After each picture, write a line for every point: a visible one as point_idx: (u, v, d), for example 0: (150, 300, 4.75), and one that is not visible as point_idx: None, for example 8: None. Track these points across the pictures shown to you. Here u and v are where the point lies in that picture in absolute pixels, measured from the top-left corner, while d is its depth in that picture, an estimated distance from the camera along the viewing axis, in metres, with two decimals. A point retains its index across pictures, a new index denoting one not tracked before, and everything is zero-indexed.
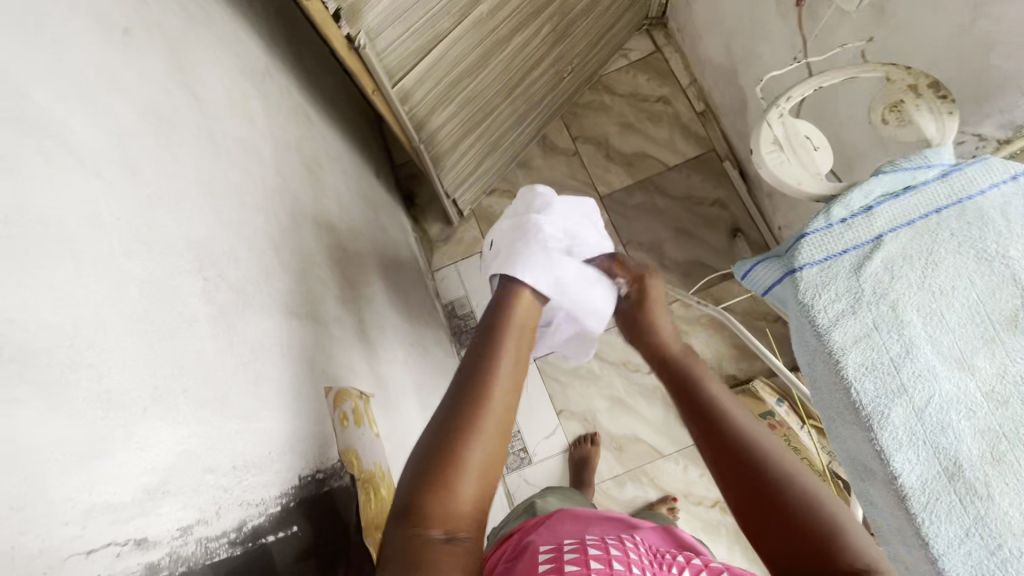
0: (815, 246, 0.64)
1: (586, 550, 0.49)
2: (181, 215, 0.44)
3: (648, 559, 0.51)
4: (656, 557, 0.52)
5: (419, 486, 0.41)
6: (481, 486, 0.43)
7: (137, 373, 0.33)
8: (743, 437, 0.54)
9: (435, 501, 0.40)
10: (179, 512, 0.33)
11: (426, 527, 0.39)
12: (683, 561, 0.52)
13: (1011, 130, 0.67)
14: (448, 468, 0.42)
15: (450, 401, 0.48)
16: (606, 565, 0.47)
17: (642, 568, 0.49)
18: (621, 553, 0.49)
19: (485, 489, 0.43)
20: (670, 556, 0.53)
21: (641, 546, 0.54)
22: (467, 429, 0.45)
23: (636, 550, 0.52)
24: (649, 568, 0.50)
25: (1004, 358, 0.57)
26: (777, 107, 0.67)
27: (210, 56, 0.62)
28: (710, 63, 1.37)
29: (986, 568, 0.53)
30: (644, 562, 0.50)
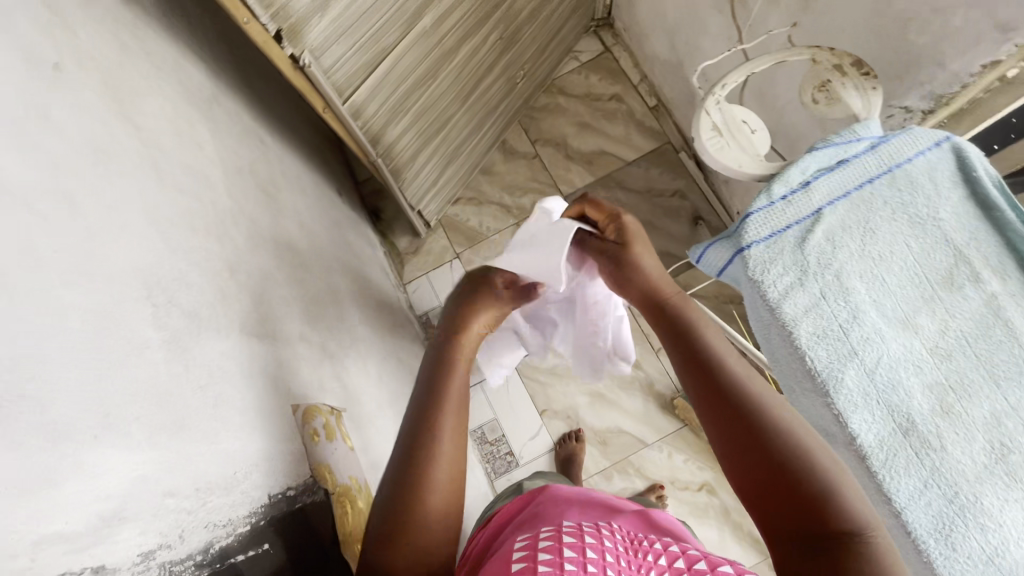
0: (760, 224, 0.66)
1: (560, 538, 0.48)
2: (127, 244, 0.44)
3: (623, 547, 0.51)
4: (633, 545, 0.52)
5: (387, 516, 0.44)
6: (448, 505, 0.46)
7: (84, 402, 0.33)
8: (738, 386, 0.47)
9: (406, 526, 0.43)
10: (139, 538, 0.33)
11: (396, 554, 0.42)
12: (660, 548, 0.51)
13: (933, 101, 0.72)
14: (413, 495, 0.44)
15: (407, 424, 0.49)
16: (579, 555, 0.46)
17: (616, 558, 0.48)
18: (595, 541, 0.49)
19: (451, 507, 0.46)
20: (647, 544, 0.52)
21: (618, 534, 0.53)
22: (430, 451, 0.46)
23: (612, 538, 0.51)
24: (624, 556, 0.49)
25: (941, 315, 0.61)
26: (713, 94, 0.69)
27: (150, 85, 0.62)
28: (657, 58, 1.41)
29: (943, 515, 0.56)
30: (619, 550, 0.49)
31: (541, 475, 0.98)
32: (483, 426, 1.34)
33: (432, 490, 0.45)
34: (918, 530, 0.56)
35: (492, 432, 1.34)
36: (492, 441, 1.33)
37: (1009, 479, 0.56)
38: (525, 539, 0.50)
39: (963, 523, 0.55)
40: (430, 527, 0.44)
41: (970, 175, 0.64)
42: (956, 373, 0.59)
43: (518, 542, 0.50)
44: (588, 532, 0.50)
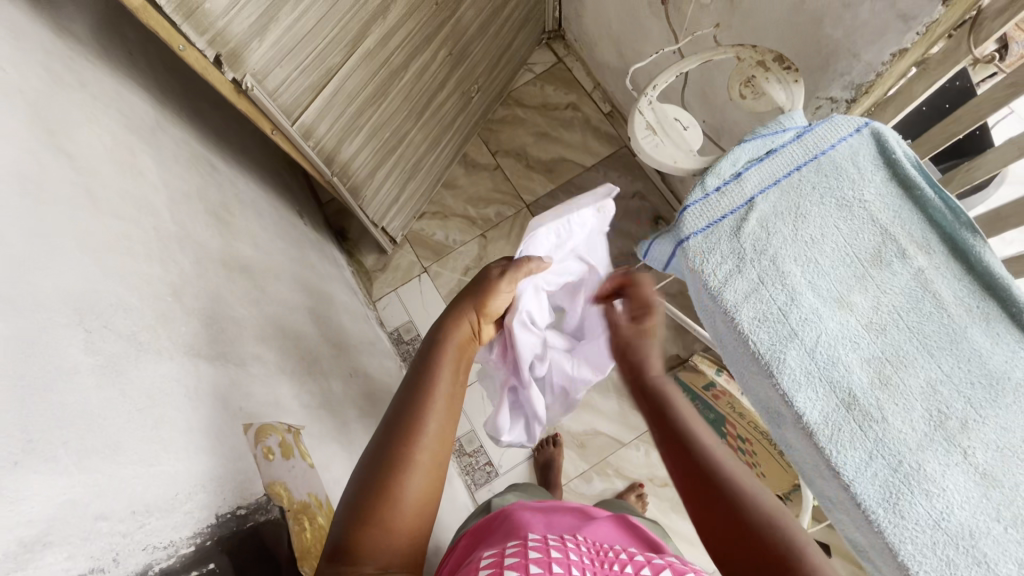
0: (697, 216, 0.69)
1: (526, 553, 0.48)
2: (57, 271, 0.44)
3: (590, 558, 0.50)
4: (599, 555, 0.51)
5: (356, 520, 0.43)
6: (416, 516, 0.45)
7: (4, 429, 0.33)
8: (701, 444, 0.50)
9: (369, 531, 0.42)
10: (66, 562, 0.33)
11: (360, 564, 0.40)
12: (626, 557, 0.51)
13: (853, 91, 0.76)
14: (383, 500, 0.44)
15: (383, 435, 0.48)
16: (544, 569, 0.46)
17: (582, 568, 0.48)
18: (562, 554, 0.49)
19: (422, 520, 0.45)
20: (614, 554, 0.52)
21: (584, 545, 0.53)
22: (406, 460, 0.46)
23: (577, 550, 0.51)
24: (591, 567, 0.49)
25: (873, 292, 0.64)
26: (645, 95, 0.72)
27: (87, 115, 0.62)
28: (607, 66, 1.45)
29: (889, 484, 0.58)
30: (586, 562, 0.49)
31: (514, 490, 0.96)
32: (461, 438, 1.34)
33: (403, 497, 0.44)
34: (866, 501, 0.58)
35: (470, 443, 1.33)
36: (470, 452, 1.33)
37: (948, 445, 0.58)
38: (491, 553, 0.50)
39: (909, 491, 0.57)
40: (395, 539, 0.43)
41: (890, 157, 0.67)
42: (891, 345, 0.62)
43: (485, 557, 0.49)
44: (555, 545, 0.50)
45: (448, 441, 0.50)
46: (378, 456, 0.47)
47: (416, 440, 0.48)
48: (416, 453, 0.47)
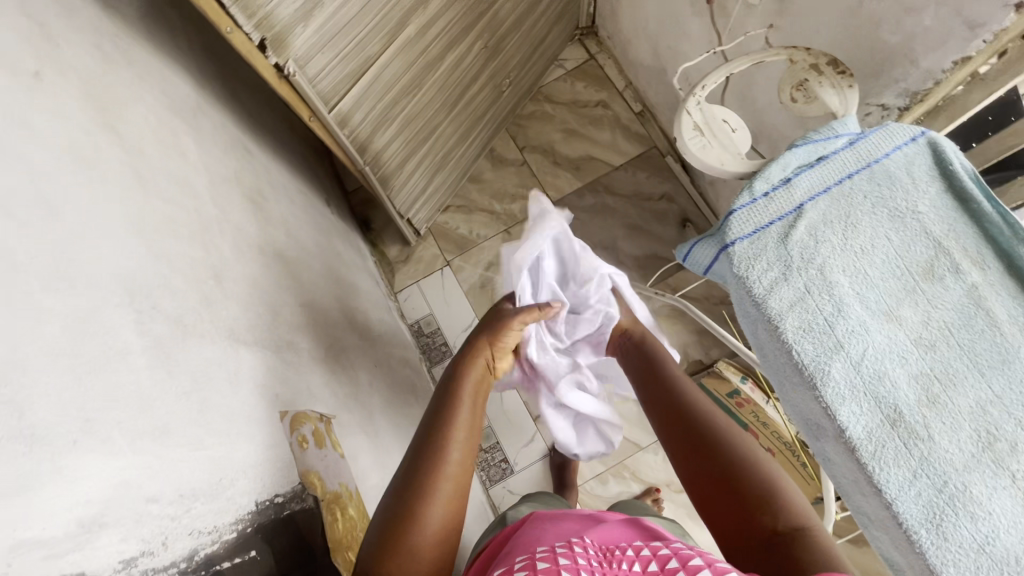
0: (743, 220, 0.68)
1: (535, 564, 0.45)
2: (108, 250, 0.44)
3: (596, 561, 0.47)
4: (606, 556, 0.48)
5: (376, 559, 0.45)
6: (437, 548, 0.47)
7: (62, 407, 0.33)
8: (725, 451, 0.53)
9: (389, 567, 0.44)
10: (120, 544, 0.33)
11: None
12: (633, 554, 0.48)
13: (907, 98, 0.74)
14: (403, 535, 0.46)
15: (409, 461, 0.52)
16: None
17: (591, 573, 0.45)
18: (569, 560, 0.45)
19: (440, 553, 0.47)
20: (621, 552, 0.49)
21: (591, 547, 0.49)
22: (425, 494, 0.48)
23: (586, 551, 0.48)
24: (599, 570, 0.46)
25: (924, 307, 0.62)
26: (694, 95, 0.71)
27: (134, 95, 0.62)
28: (641, 65, 1.43)
29: (934, 504, 0.56)
30: (593, 565, 0.46)
31: (527, 499, 0.95)
32: None
33: (422, 534, 0.46)
34: (909, 520, 0.57)
35: (487, 439, 1.33)
36: (486, 448, 1.32)
37: (997, 468, 0.56)
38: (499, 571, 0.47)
39: (954, 513, 0.56)
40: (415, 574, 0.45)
41: (947, 168, 0.65)
42: (941, 363, 0.60)
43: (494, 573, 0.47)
44: (559, 552, 0.47)
45: (467, 472, 0.52)
46: (397, 493, 0.49)
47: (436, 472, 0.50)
48: (437, 488, 0.49)
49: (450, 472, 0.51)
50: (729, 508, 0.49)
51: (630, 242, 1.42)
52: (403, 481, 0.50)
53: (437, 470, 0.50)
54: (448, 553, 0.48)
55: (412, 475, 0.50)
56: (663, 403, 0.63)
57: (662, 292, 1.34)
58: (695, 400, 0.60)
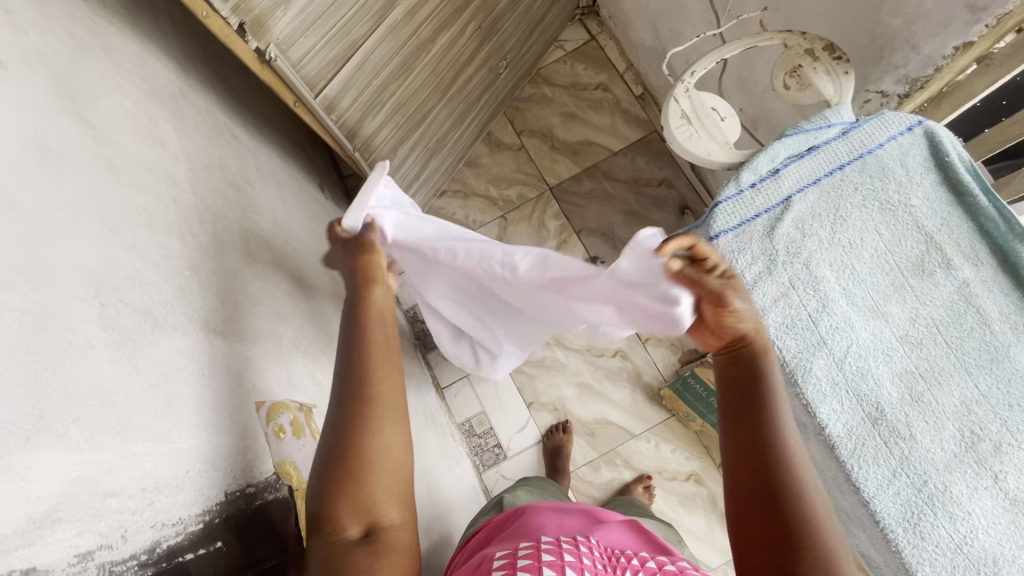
0: (728, 214, 0.66)
1: (539, 555, 0.47)
2: (74, 243, 0.44)
3: (601, 564, 0.49)
4: (611, 560, 0.50)
5: (326, 500, 0.46)
6: (393, 471, 0.49)
7: (15, 404, 0.33)
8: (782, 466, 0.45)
9: (345, 509, 0.45)
10: (75, 539, 0.33)
11: (341, 532, 0.45)
12: (639, 564, 0.50)
13: (907, 85, 0.71)
14: (351, 476, 0.46)
15: (335, 407, 0.50)
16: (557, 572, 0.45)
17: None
18: (574, 559, 0.47)
19: (397, 480, 0.49)
20: (627, 559, 0.50)
21: (596, 549, 0.51)
22: (361, 430, 0.48)
23: (590, 554, 0.49)
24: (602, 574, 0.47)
25: (912, 303, 0.60)
26: (682, 82, 0.68)
27: (108, 82, 0.61)
28: (642, 46, 1.40)
29: (913, 503, 0.56)
30: (598, 567, 0.48)
31: (523, 484, 0.96)
32: (471, 419, 1.34)
33: (371, 467, 0.47)
34: (886, 519, 0.56)
35: (480, 425, 1.34)
36: (480, 434, 1.33)
37: (978, 468, 0.55)
38: (502, 555, 0.49)
39: (933, 512, 0.55)
40: (374, 506, 0.47)
41: (943, 160, 0.62)
42: (926, 361, 0.59)
43: (496, 558, 0.49)
44: (565, 548, 0.49)
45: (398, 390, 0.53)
46: (333, 434, 0.48)
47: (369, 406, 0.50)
48: (371, 421, 0.49)
49: (380, 398, 0.50)
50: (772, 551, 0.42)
51: (627, 229, 1.41)
52: (332, 426, 0.49)
53: (370, 404, 0.50)
54: (405, 471, 0.50)
55: (344, 416, 0.49)
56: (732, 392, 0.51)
57: None
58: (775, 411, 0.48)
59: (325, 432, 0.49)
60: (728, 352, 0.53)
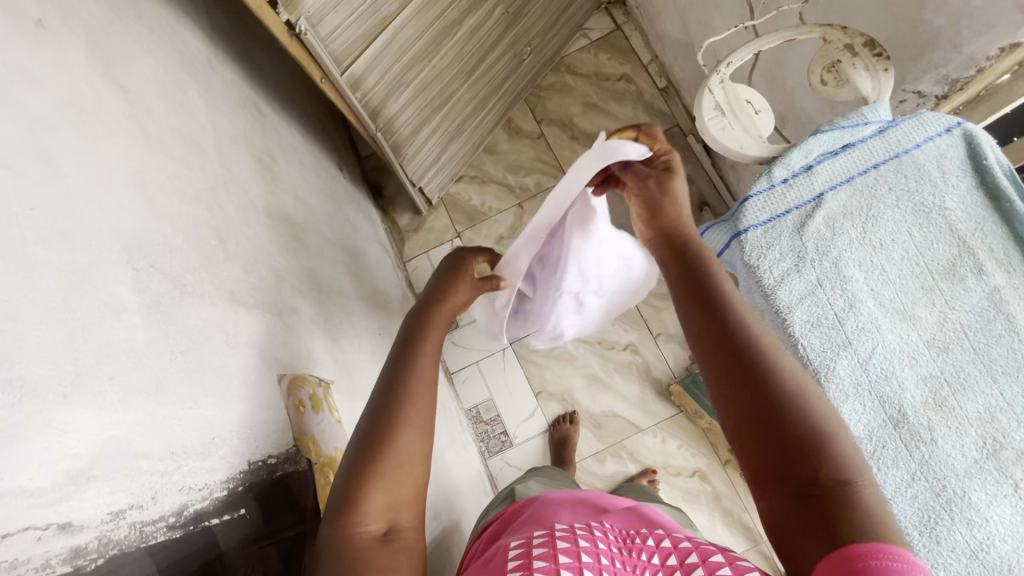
0: (759, 208, 0.65)
1: (554, 543, 0.47)
2: (107, 205, 0.43)
3: (617, 547, 0.49)
4: (626, 542, 0.50)
5: (349, 490, 0.44)
6: (418, 473, 0.48)
7: (54, 361, 0.33)
8: (770, 376, 0.44)
9: (371, 501, 0.44)
10: (108, 497, 0.33)
11: (361, 526, 0.43)
12: (653, 545, 0.50)
13: (947, 86, 0.70)
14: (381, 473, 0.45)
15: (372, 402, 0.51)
16: (574, 559, 0.45)
17: (611, 558, 0.46)
18: (589, 544, 0.47)
19: (419, 483, 0.47)
20: (642, 541, 0.50)
21: (611, 533, 0.51)
22: (396, 424, 0.48)
23: (605, 538, 0.49)
24: (619, 557, 0.47)
25: (941, 307, 0.60)
26: (717, 73, 0.68)
27: (141, 47, 0.61)
28: (669, 38, 1.38)
29: (930, 507, 0.56)
30: (613, 551, 0.48)
31: (534, 473, 0.97)
32: (479, 405, 1.35)
33: (401, 462, 0.46)
34: (901, 522, 0.56)
35: (488, 411, 1.34)
36: (486, 420, 1.34)
37: (999, 475, 0.55)
38: (517, 545, 0.48)
39: (950, 517, 0.55)
40: (397, 503, 0.45)
41: (981, 163, 0.61)
42: (953, 366, 0.58)
43: (512, 549, 0.48)
44: (580, 534, 0.48)
45: (432, 394, 0.52)
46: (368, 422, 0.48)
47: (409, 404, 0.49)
48: (409, 417, 0.49)
49: (421, 398, 0.50)
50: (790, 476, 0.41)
51: None
52: (367, 420, 0.49)
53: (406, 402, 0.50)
54: (426, 478, 0.49)
55: (382, 407, 0.49)
56: (715, 338, 0.46)
57: None
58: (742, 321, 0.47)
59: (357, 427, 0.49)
60: (680, 274, 0.52)
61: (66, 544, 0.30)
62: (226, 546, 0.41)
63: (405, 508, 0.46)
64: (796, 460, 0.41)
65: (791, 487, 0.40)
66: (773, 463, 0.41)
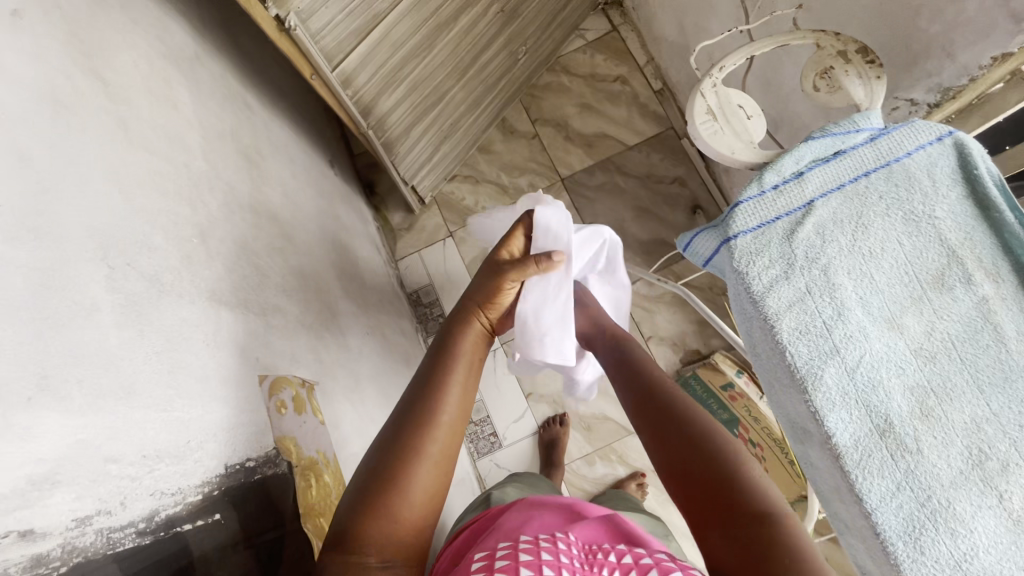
0: (749, 214, 0.65)
1: (517, 555, 0.46)
2: (82, 202, 0.42)
3: (578, 561, 0.48)
4: (588, 556, 0.49)
5: (359, 513, 0.44)
6: (422, 512, 0.46)
7: (18, 362, 0.32)
8: (720, 457, 0.50)
9: (374, 526, 0.43)
10: (73, 503, 0.32)
11: (362, 554, 0.42)
12: (615, 559, 0.48)
13: (939, 93, 0.69)
14: (388, 501, 0.45)
15: (392, 424, 0.51)
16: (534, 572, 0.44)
17: (572, 573, 0.45)
18: (551, 557, 0.46)
19: (428, 515, 0.47)
20: (604, 556, 0.49)
21: (574, 546, 0.50)
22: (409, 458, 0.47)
23: (568, 552, 0.48)
24: (579, 571, 0.46)
25: (929, 316, 0.59)
26: (710, 77, 0.67)
27: (125, 40, 0.60)
28: (665, 40, 1.37)
29: (915, 517, 0.55)
30: (575, 565, 0.46)
31: (514, 479, 0.96)
32: None
33: (410, 494, 0.46)
34: (886, 532, 0.56)
35: (477, 412, 1.34)
36: (476, 421, 1.33)
37: (983, 486, 0.54)
38: (480, 556, 0.48)
39: (934, 528, 0.54)
40: (400, 533, 0.44)
41: (970, 173, 0.61)
42: (940, 376, 0.58)
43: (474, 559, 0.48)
44: (544, 547, 0.47)
45: (455, 443, 0.51)
46: (383, 449, 0.48)
47: (428, 434, 0.49)
48: (425, 449, 0.48)
49: (441, 433, 0.50)
50: (746, 541, 0.44)
51: (636, 224, 1.39)
52: (380, 443, 0.49)
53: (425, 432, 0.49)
54: (433, 517, 0.47)
55: (399, 434, 0.49)
56: (669, 434, 0.54)
57: (665, 279, 1.31)
58: (695, 417, 0.55)
59: (372, 448, 0.49)
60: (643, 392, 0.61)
61: (26, 552, 0.29)
62: (199, 554, 0.40)
63: (404, 544, 0.44)
64: (734, 509, 0.46)
65: (749, 548, 0.43)
66: (725, 529, 0.45)
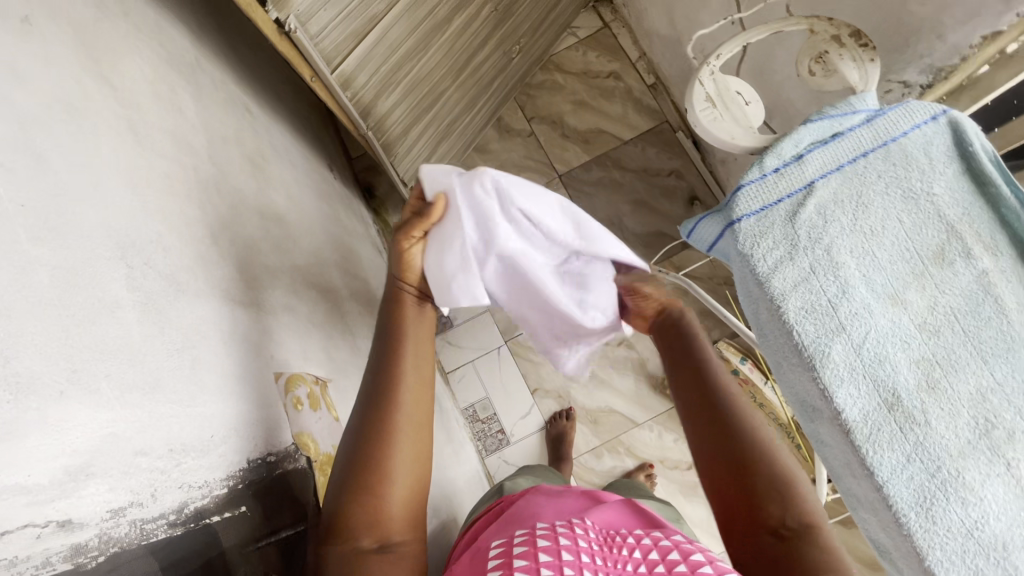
0: (751, 197, 0.66)
1: (535, 542, 0.46)
2: (99, 203, 0.43)
3: (597, 544, 0.47)
4: (606, 541, 0.48)
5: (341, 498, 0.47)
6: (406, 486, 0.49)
7: (48, 356, 0.33)
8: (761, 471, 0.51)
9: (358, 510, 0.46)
10: (107, 494, 0.33)
11: (355, 540, 0.45)
12: (635, 541, 0.48)
13: (931, 75, 0.71)
14: (368, 483, 0.47)
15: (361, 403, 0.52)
16: (554, 557, 0.44)
17: (592, 555, 0.45)
18: (570, 542, 0.45)
19: (413, 495, 0.49)
20: (623, 539, 0.49)
21: (592, 530, 0.49)
22: (384, 437, 0.49)
23: (586, 536, 0.48)
24: (600, 555, 0.46)
25: (931, 290, 0.60)
26: (708, 65, 0.68)
27: (130, 45, 0.60)
28: (656, 35, 1.39)
29: (925, 488, 0.56)
30: (594, 548, 0.46)
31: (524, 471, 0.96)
32: (475, 404, 1.34)
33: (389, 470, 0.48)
34: (898, 503, 0.57)
35: (484, 410, 1.34)
36: (483, 419, 1.34)
37: (993, 454, 0.55)
38: (497, 545, 0.48)
39: (945, 497, 0.55)
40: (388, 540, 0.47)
41: (966, 150, 0.62)
42: (944, 348, 0.59)
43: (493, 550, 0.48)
44: (562, 532, 0.47)
45: (427, 411, 0.53)
46: (355, 439, 0.50)
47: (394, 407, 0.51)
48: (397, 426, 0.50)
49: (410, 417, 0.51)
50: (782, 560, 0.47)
51: (635, 218, 1.41)
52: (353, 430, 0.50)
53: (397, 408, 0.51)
54: (418, 488, 0.50)
55: (369, 415, 0.51)
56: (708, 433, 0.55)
57: (666, 271, 1.32)
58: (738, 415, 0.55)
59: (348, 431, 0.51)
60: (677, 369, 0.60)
61: (66, 542, 0.30)
62: (227, 544, 0.41)
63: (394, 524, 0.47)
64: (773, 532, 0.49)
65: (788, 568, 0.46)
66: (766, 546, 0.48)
